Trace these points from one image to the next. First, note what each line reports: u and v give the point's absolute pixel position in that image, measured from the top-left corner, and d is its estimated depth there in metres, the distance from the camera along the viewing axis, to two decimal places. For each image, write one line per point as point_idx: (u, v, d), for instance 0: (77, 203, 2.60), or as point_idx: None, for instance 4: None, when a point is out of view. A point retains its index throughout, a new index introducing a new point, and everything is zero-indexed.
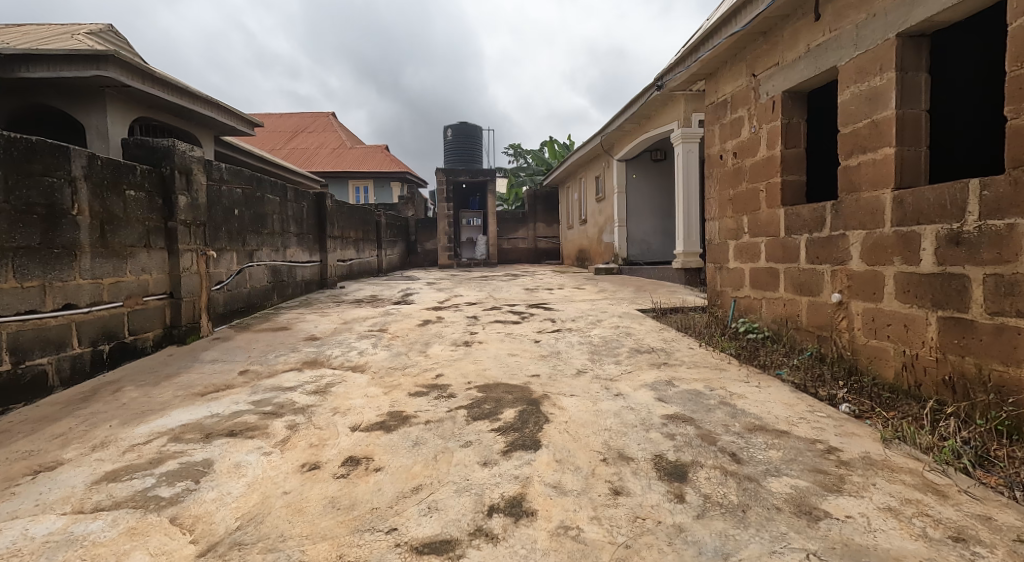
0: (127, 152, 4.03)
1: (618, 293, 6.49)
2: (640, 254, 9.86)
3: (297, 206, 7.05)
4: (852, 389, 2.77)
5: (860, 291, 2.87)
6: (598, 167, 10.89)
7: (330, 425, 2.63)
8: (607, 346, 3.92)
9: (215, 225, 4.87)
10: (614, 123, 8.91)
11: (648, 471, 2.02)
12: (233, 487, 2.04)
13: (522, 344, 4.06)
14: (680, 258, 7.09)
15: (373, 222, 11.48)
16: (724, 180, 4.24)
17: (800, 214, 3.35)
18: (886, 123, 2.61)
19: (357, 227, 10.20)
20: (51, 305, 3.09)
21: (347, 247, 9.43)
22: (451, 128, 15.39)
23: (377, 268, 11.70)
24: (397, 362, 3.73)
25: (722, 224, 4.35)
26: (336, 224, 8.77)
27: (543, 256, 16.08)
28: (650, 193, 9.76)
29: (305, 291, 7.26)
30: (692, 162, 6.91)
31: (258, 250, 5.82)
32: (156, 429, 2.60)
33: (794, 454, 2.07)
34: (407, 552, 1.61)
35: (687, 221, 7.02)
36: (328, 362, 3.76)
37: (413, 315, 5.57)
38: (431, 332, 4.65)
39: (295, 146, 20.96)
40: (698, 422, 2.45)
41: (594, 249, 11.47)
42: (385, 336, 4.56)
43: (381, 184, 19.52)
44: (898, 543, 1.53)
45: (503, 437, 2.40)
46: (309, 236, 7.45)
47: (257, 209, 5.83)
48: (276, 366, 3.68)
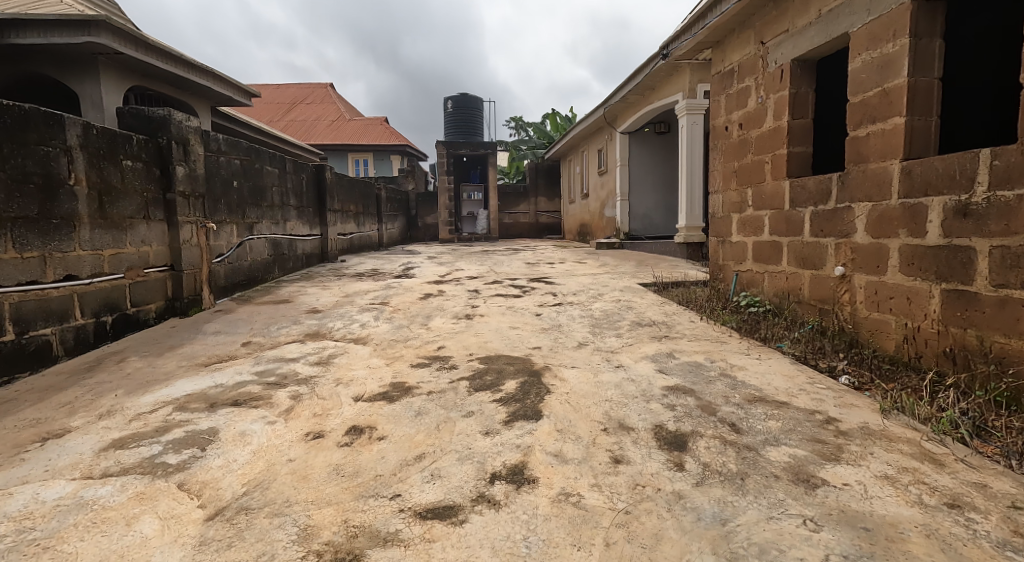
0: (122, 121, 3.98)
1: (620, 268, 6.49)
2: (641, 229, 9.82)
3: (297, 179, 7.00)
4: (853, 361, 2.79)
5: (864, 265, 2.89)
6: (600, 140, 10.77)
7: (333, 395, 2.66)
8: (608, 319, 3.93)
9: (214, 197, 4.85)
10: (617, 95, 8.78)
11: (648, 440, 2.04)
12: (239, 455, 2.07)
13: (524, 317, 4.07)
14: (682, 232, 7.07)
15: (373, 195, 11.42)
16: (729, 152, 4.22)
17: (806, 187, 3.36)
18: (897, 91, 2.57)
19: (358, 201, 10.16)
20: (52, 276, 3.09)
21: (348, 221, 9.40)
22: (451, 100, 15.17)
23: (377, 242, 11.68)
24: (399, 335, 3.75)
25: (726, 197, 4.35)
26: (336, 197, 8.73)
27: (544, 230, 16.04)
28: (653, 167, 9.68)
29: (306, 265, 7.26)
30: (696, 134, 6.84)
31: (258, 223, 5.81)
32: (161, 398, 2.62)
33: (793, 425, 2.10)
34: (411, 517, 1.64)
35: (690, 194, 6.98)
36: (330, 334, 3.78)
37: (414, 288, 5.58)
38: (432, 305, 4.67)
39: (294, 118, 20.71)
40: (699, 393, 2.47)
41: (596, 223, 11.43)
42: (386, 309, 4.57)
43: (381, 157, 19.36)
44: (895, 509, 1.55)
45: (505, 407, 2.42)
46: (309, 210, 7.43)
47: (257, 181, 5.79)
48: (279, 338, 3.70)
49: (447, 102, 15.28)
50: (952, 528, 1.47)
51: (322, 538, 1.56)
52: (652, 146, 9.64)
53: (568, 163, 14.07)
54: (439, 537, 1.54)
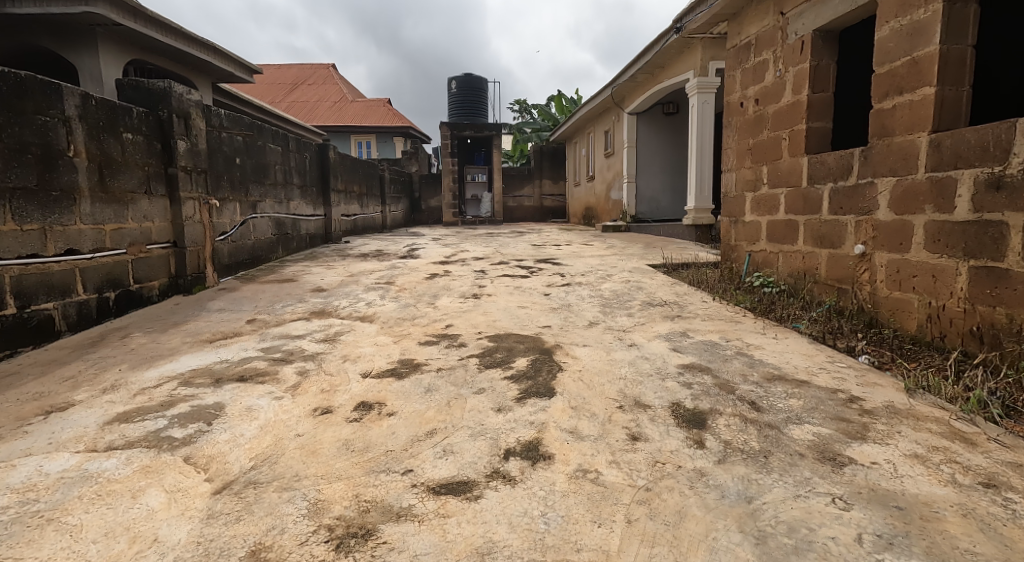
0: (121, 93, 3.91)
1: (628, 249, 6.42)
2: (648, 212, 9.73)
3: (299, 157, 6.91)
4: (872, 340, 2.74)
5: (886, 243, 2.83)
6: (607, 122, 10.64)
7: (340, 371, 2.61)
8: (618, 299, 3.86)
9: (217, 173, 4.78)
10: (626, 74, 8.64)
11: (665, 418, 1.98)
12: (246, 429, 2.02)
13: (531, 296, 4.01)
14: (692, 214, 6.97)
15: (376, 177, 11.30)
16: (745, 128, 4.20)
17: (825, 163, 3.31)
18: (927, 60, 2.48)
19: (361, 181, 10.06)
20: (53, 250, 3.03)
21: (351, 202, 9.32)
22: (456, 80, 14.95)
23: (380, 224, 11.60)
24: (406, 313, 3.69)
25: (740, 175, 4.32)
26: (340, 177, 8.64)
27: (549, 214, 15.94)
28: (662, 148, 9.55)
29: (310, 245, 7.20)
30: (707, 114, 6.71)
31: (261, 202, 5.74)
32: (165, 373, 2.58)
33: (815, 403, 2.04)
34: (424, 492, 1.58)
35: (700, 175, 6.89)
36: (336, 312, 3.73)
37: (419, 268, 5.52)
38: (439, 285, 4.61)
39: (296, 99, 20.51)
40: (715, 372, 2.41)
41: (602, 206, 11.33)
42: (392, 288, 4.51)
43: (384, 139, 19.20)
44: (927, 488, 1.50)
45: (516, 385, 2.36)
46: (312, 189, 7.34)
47: (260, 158, 5.71)
48: (284, 316, 3.65)
49: (451, 83, 15.06)
50: (989, 508, 1.41)
51: (333, 512, 1.51)
52: (661, 127, 9.51)
53: (574, 146, 13.90)
54: (453, 513, 1.49)
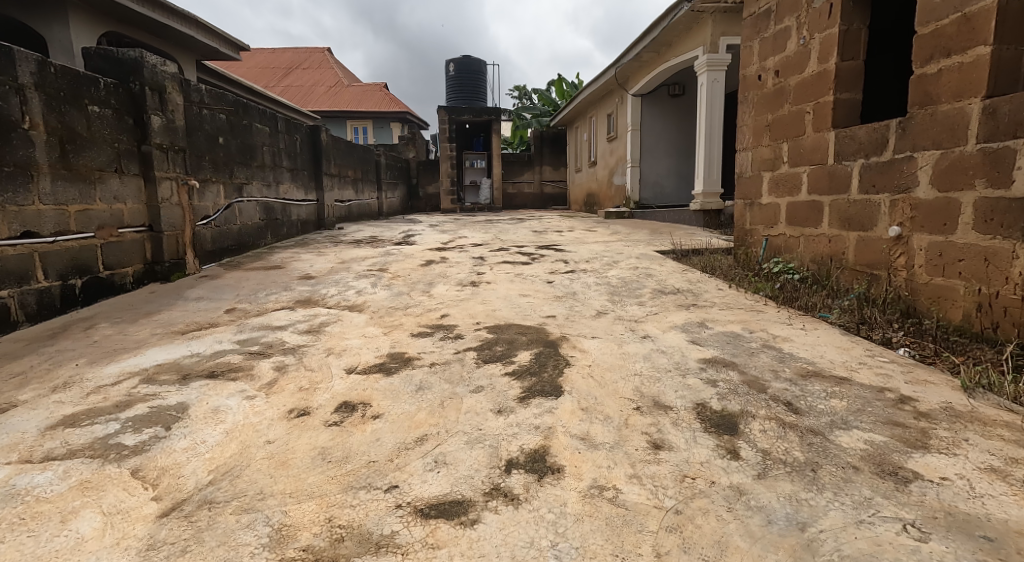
0: (89, 64, 3.65)
1: (633, 235, 6.14)
2: (652, 198, 9.46)
3: (288, 139, 6.61)
4: (910, 332, 2.49)
5: (926, 223, 2.58)
6: (610, 104, 10.34)
7: (322, 367, 2.34)
8: (627, 287, 3.60)
9: (196, 152, 4.50)
10: (630, 53, 8.33)
11: (690, 422, 1.72)
12: (209, 435, 1.76)
13: (533, 284, 3.75)
14: (699, 199, 6.70)
15: (372, 162, 10.99)
16: (762, 103, 3.97)
17: (855, 138, 3.05)
18: (981, 16, 2.25)
19: (356, 166, 9.74)
20: (7, 233, 2.77)
21: (345, 187, 9.03)
22: (453, 63, 14.56)
23: (376, 211, 11.30)
24: (398, 302, 3.43)
25: (756, 154, 4.08)
26: (333, 161, 8.34)
27: (549, 201, 15.64)
28: (666, 131, 9.27)
29: (302, 231, 6.92)
30: (717, 93, 6.44)
31: (248, 184, 5.46)
32: (127, 369, 2.31)
33: (861, 405, 1.77)
34: (410, 516, 1.33)
35: (708, 157, 6.62)
36: (323, 301, 3.46)
37: (414, 255, 5.25)
38: (435, 272, 4.34)
39: (290, 84, 20.10)
40: (742, 367, 2.15)
41: (604, 192, 11.03)
42: (385, 276, 4.24)
43: (380, 125, 18.83)
44: (1017, 513, 1.24)
45: (519, 382, 2.10)
46: (304, 173, 7.05)
47: (246, 139, 5.44)
48: (267, 305, 3.38)
49: (449, 65, 14.67)
50: None
51: (299, 542, 1.25)
52: (666, 110, 9.24)
53: (575, 131, 13.60)
54: (445, 543, 1.23)
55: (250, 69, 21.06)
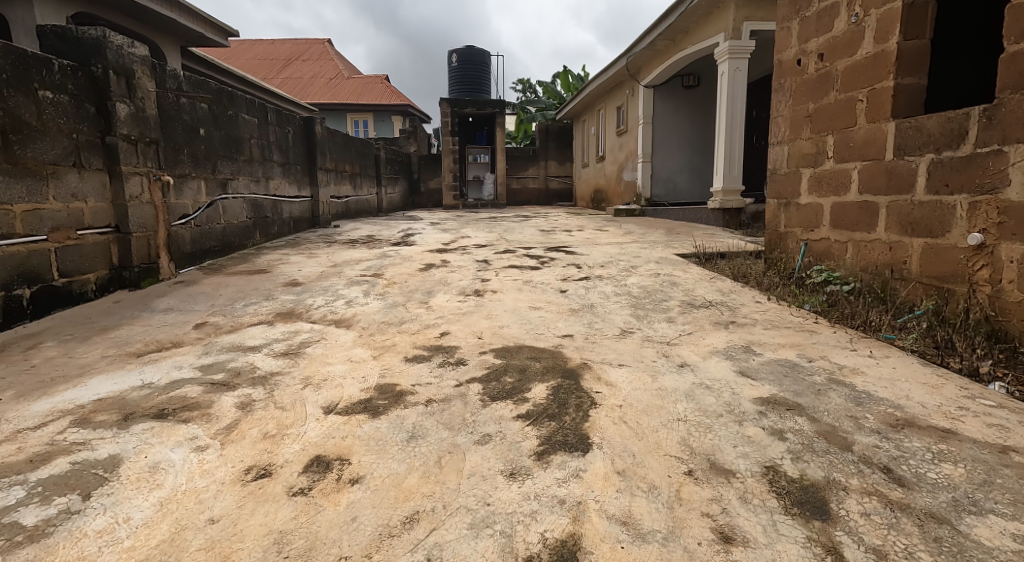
0: (45, 44, 3.24)
1: (648, 236, 5.73)
2: (664, 195, 9.10)
3: (280, 131, 6.21)
4: (1001, 362, 2.09)
5: (1018, 230, 2.17)
6: (620, 97, 9.92)
7: (296, 404, 1.93)
8: (650, 299, 3.19)
9: (173, 143, 4.10)
10: (644, 41, 7.91)
11: (764, 497, 1.32)
12: (136, 509, 1.36)
13: (545, 295, 3.34)
14: (719, 196, 6.31)
15: (371, 156, 10.58)
16: (803, 91, 3.56)
17: (921, 129, 2.64)
18: None
19: (354, 160, 9.33)
20: None
21: (342, 182, 8.62)
22: (456, 53, 14.11)
23: (376, 207, 10.89)
24: (393, 315, 3.01)
25: (794, 148, 3.67)
26: (328, 155, 7.92)
27: (555, 197, 15.22)
28: (680, 125, 8.89)
29: (294, 230, 6.52)
30: (739, 82, 6.05)
31: (233, 180, 5.06)
32: (58, 406, 1.91)
33: (984, 473, 1.36)
34: None
35: (729, 152, 6.23)
36: (308, 314, 3.05)
37: (412, 257, 4.85)
38: (435, 278, 3.93)
39: (289, 76, 19.67)
40: (812, 411, 1.74)
41: (613, 189, 10.64)
42: (379, 282, 3.84)
43: (381, 118, 18.40)
44: None
45: (535, 430, 1.69)
46: (297, 168, 6.64)
47: (231, 131, 5.04)
48: (243, 318, 2.97)
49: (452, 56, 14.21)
50: None
51: None
52: (680, 102, 8.85)
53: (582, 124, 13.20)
54: None
55: (249, 61, 20.65)
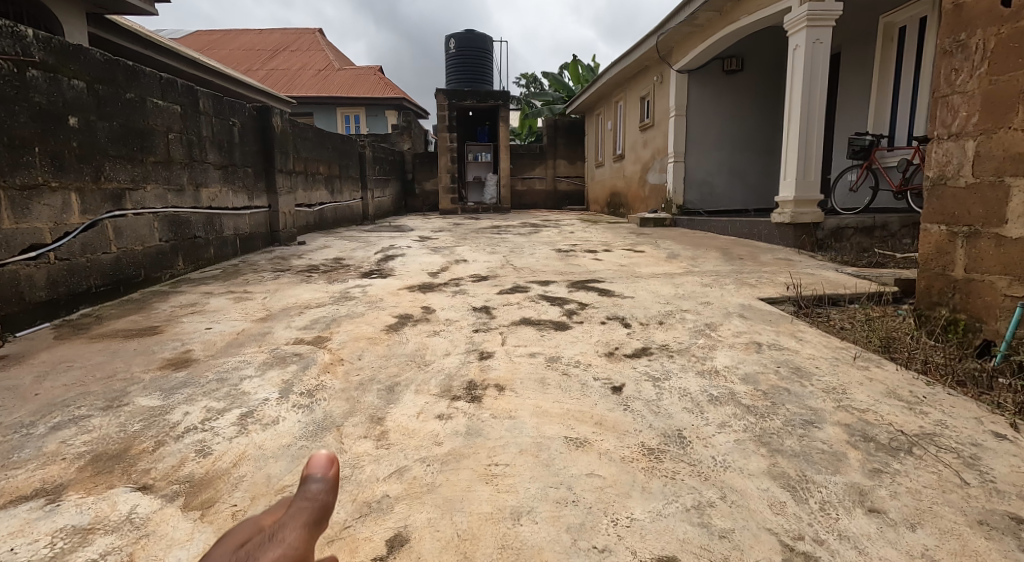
0: None
1: (700, 263, 4.34)
2: (699, 201, 7.84)
3: (218, 123, 4.82)
4: None
5: None
6: (646, 84, 8.55)
7: None
8: (779, 420, 1.77)
9: (4, 136, 2.70)
10: (684, 14, 6.54)
11: None
12: None
13: (587, 405, 1.93)
14: (789, 208, 4.94)
15: (354, 154, 9.18)
16: (1019, 49, 2.12)
17: None
18: None
19: (331, 159, 7.94)
20: None
21: (315, 186, 7.24)
22: (454, 38, 12.66)
23: (360, 214, 9.49)
24: (308, 464, 1.59)
25: (992, 144, 2.24)
26: (295, 153, 6.54)
27: (563, 199, 13.84)
28: (717, 117, 7.65)
29: (240, 250, 5.12)
30: (820, 57, 4.68)
31: (133, 190, 3.67)
32: None
33: None
34: None
35: (804, 150, 4.86)
36: (150, 458, 1.62)
37: (382, 301, 3.45)
38: (407, 351, 2.53)
39: (276, 67, 18.29)
40: None
41: (635, 192, 9.40)
42: (317, 358, 2.44)
43: (374, 113, 17.02)
44: None
45: None
46: (244, 171, 5.25)
47: (129, 120, 3.64)
48: (15, 473, 1.55)
49: (450, 41, 12.76)
50: None
51: None
52: (720, 90, 7.59)
53: (596, 118, 11.86)
54: None
55: (234, 51, 19.31)
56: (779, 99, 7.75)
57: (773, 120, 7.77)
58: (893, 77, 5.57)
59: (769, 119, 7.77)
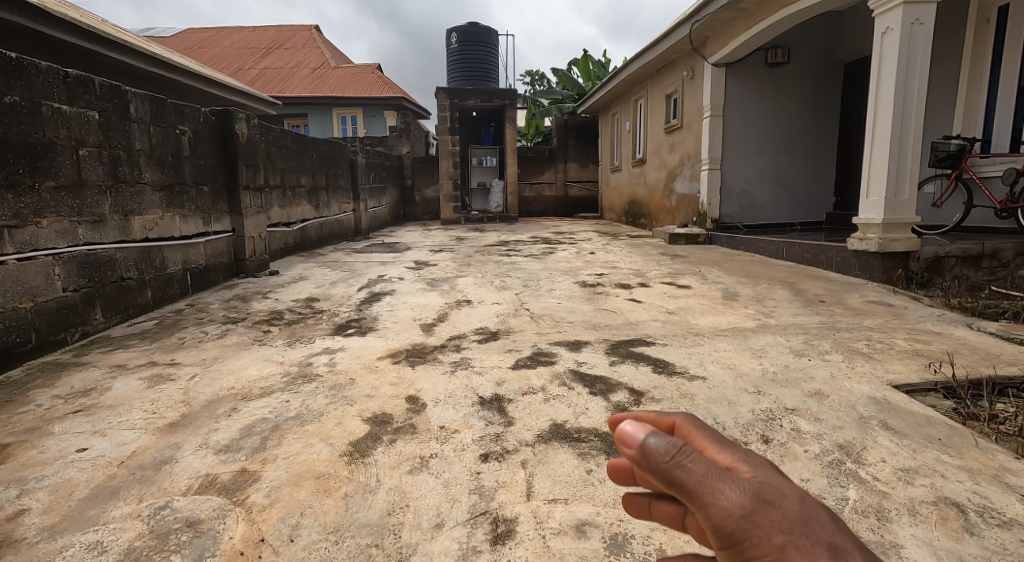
0: None
1: (772, 312, 3.35)
2: (737, 213, 6.94)
3: (159, 133, 3.85)
4: None
5: None
6: (674, 78, 7.61)
7: None
8: None
9: None
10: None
11: None
12: None
13: None
14: (875, 232, 3.96)
15: (344, 161, 8.23)
16: None
17: None
18: None
19: (315, 168, 6.99)
20: None
21: (295, 201, 6.29)
22: (455, 31, 11.67)
23: (352, 227, 8.55)
24: None
25: None
26: (269, 163, 5.59)
27: (575, 206, 12.86)
28: (758, 117, 6.72)
29: (192, 288, 4.17)
30: (919, 41, 3.70)
31: (14, 227, 2.70)
32: None
33: None
34: None
35: (897, 158, 3.86)
36: None
37: (354, 384, 2.48)
38: (375, 518, 1.55)
39: (269, 66, 17.37)
40: None
41: (660, 202, 8.50)
42: (222, 539, 1.47)
43: (371, 113, 16.08)
44: None
45: None
46: (197, 188, 4.31)
47: (8, 132, 2.68)
48: None
49: (451, 35, 11.77)
50: None
51: None
52: (760, 86, 6.65)
53: (612, 118, 10.87)
54: None
55: (225, 49, 18.42)
56: (829, 95, 6.75)
57: (822, 120, 6.77)
58: (989, 67, 4.55)
59: (818, 119, 6.78)
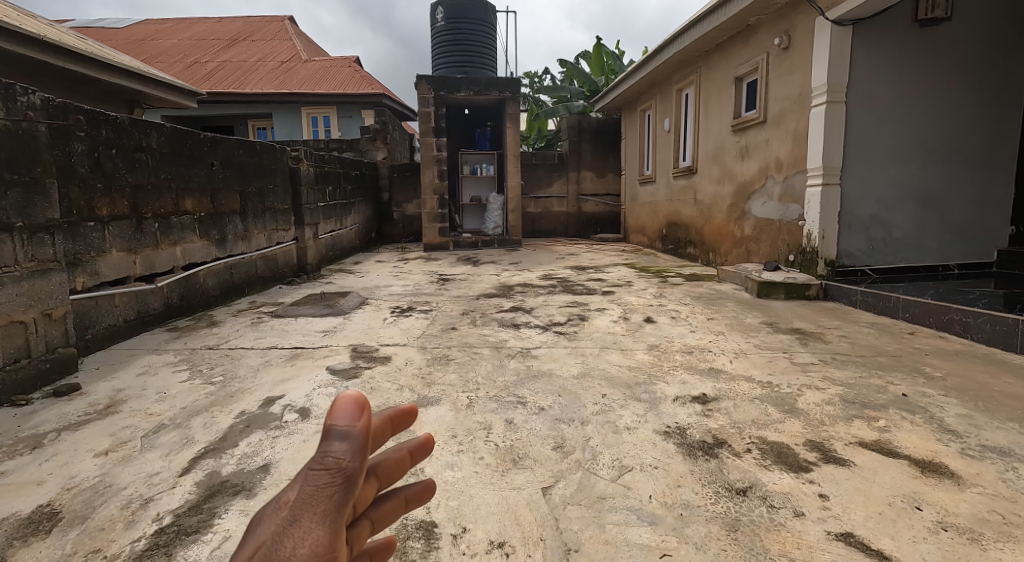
0: None
1: None
2: (866, 252, 4.55)
3: None
4: None
5: None
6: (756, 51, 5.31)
7: None
8: None
9: None
10: None
11: None
12: None
13: None
14: None
15: (279, 171, 5.84)
16: None
17: None
18: None
19: (217, 181, 4.61)
20: None
21: (166, 236, 3.91)
22: (441, 7, 9.33)
23: (292, 263, 6.14)
24: None
25: None
26: (92, 177, 3.22)
27: (590, 225, 10.46)
28: (900, 103, 4.39)
29: None
30: None
31: None
32: None
33: None
34: None
35: None
36: None
37: None
38: None
39: (230, 59, 15.01)
40: None
41: (723, 228, 6.15)
42: None
43: (346, 113, 13.68)
44: None
45: None
46: None
47: None
48: None
49: (436, 12, 9.44)
50: None
51: None
52: (905, 54, 4.32)
53: (642, 115, 8.52)
54: None
55: (182, 40, 16.05)
56: (999, 69, 4.51)
57: (991, 107, 4.48)
58: None
59: (984, 106, 4.49)
